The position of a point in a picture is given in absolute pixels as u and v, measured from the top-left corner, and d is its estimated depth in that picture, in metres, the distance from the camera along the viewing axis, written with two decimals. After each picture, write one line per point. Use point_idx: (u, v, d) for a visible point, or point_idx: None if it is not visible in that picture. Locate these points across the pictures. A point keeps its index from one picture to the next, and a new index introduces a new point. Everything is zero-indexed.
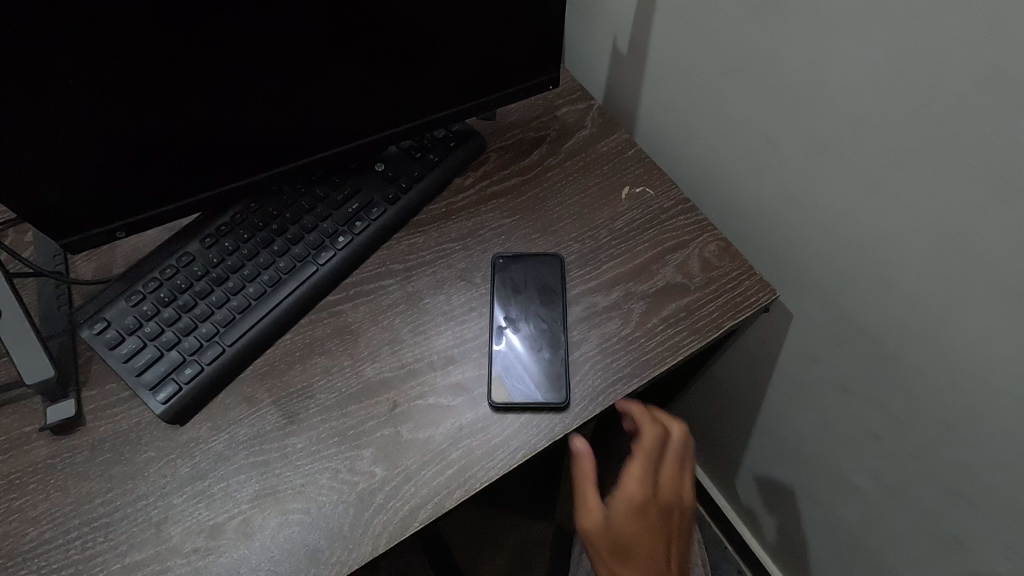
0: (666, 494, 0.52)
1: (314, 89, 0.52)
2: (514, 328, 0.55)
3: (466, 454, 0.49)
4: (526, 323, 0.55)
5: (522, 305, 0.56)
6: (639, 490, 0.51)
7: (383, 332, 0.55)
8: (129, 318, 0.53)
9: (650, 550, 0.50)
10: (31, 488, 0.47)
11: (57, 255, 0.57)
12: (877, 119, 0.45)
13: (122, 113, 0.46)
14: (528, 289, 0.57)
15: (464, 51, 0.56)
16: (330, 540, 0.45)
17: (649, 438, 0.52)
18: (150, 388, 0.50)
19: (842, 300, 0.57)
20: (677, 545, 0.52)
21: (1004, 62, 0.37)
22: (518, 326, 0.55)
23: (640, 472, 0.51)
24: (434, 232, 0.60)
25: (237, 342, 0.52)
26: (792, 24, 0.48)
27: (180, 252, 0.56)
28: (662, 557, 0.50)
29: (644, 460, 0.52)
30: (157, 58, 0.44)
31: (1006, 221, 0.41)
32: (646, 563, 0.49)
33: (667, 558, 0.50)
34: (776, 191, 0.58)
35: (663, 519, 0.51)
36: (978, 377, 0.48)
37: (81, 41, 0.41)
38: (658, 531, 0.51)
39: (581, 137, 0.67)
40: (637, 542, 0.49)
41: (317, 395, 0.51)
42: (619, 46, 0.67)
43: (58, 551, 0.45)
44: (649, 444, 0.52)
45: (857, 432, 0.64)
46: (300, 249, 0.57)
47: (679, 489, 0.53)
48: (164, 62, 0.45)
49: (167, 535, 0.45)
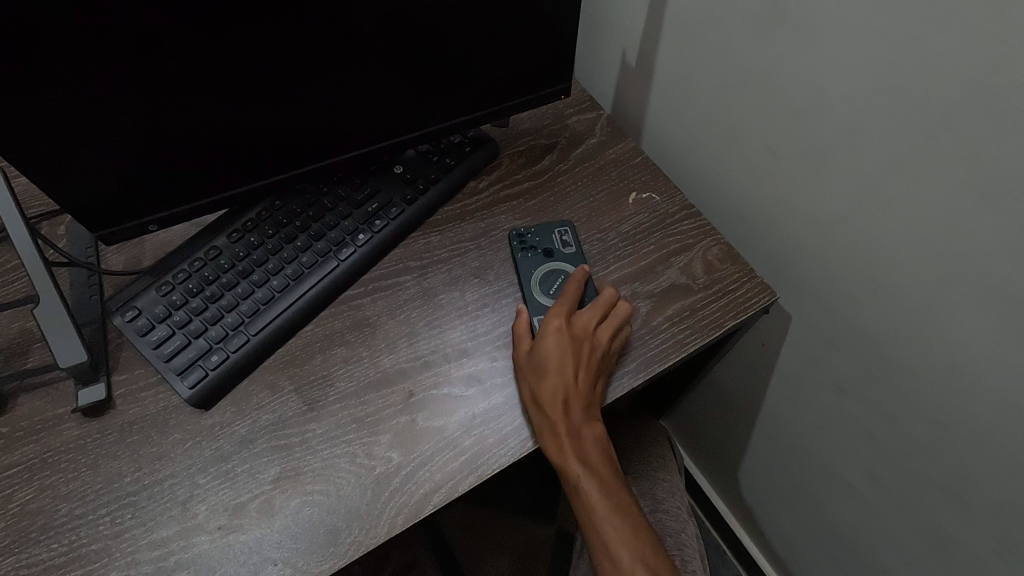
0: (580, 327, 0.54)
1: (340, 93, 0.55)
2: (547, 289, 0.59)
3: (478, 442, 0.51)
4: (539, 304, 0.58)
5: (552, 267, 0.60)
6: (555, 329, 0.54)
7: (400, 325, 0.57)
8: (159, 307, 0.55)
9: (558, 371, 0.52)
10: (63, 466, 0.49)
11: (88, 247, 0.60)
12: (871, 128, 0.48)
13: (143, 112, 0.48)
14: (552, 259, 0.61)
15: (481, 60, 0.59)
16: (349, 520, 0.48)
17: (570, 285, 0.57)
18: (178, 373, 0.53)
19: (837, 303, 0.60)
20: (593, 375, 0.53)
21: (990, 76, 0.40)
22: (556, 283, 0.59)
23: (559, 314, 0.55)
24: (450, 231, 0.63)
25: (261, 331, 0.55)
26: (792, 41, 0.51)
27: (208, 245, 0.58)
28: (570, 378, 0.52)
29: (574, 290, 0.57)
30: (178, 61, 0.46)
31: (993, 224, 0.43)
32: (557, 387, 0.51)
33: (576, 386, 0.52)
34: (775, 199, 0.61)
35: (575, 352, 0.53)
36: (967, 377, 0.51)
37: (108, 45, 0.43)
38: (571, 359, 0.53)
39: (590, 144, 0.70)
40: (551, 370, 0.52)
41: (337, 383, 0.54)
42: (628, 59, 0.70)
43: (87, 526, 0.47)
44: (570, 291, 0.57)
45: (851, 431, 0.66)
46: (322, 245, 0.59)
47: (596, 332, 0.54)
48: (186, 65, 0.47)
49: (193, 512, 0.48)
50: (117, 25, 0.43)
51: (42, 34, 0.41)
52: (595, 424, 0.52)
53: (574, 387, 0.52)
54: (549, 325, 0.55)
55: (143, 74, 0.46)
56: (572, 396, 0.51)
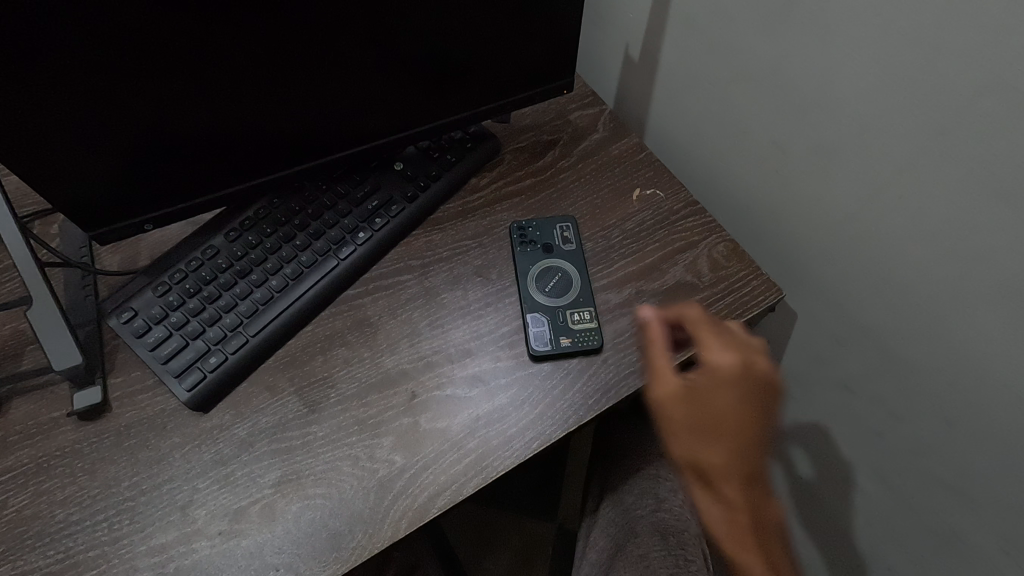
0: (757, 374, 0.47)
1: (339, 89, 0.54)
2: (543, 286, 0.58)
3: (482, 444, 0.50)
4: (533, 299, 0.57)
5: (548, 263, 0.60)
6: (723, 374, 0.47)
7: (402, 325, 0.56)
8: (155, 308, 0.54)
9: (735, 433, 0.46)
10: (58, 471, 0.48)
11: (83, 247, 0.59)
12: (881, 123, 0.47)
13: (137, 110, 0.47)
14: (547, 255, 0.60)
15: (483, 55, 0.58)
16: (351, 525, 0.47)
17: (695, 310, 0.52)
18: (176, 375, 0.52)
19: (844, 300, 0.59)
20: (767, 440, 0.47)
21: (1004, 72, 0.39)
22: (552, 281, 0.58)
23: (725, 351, 0.48)
24: (451, 229, 0.62)
25: (260, 332, 0.54)
26: (801, 35, 0.50)
27: (205, 244, 0.57)
28: (749, 443, 0.46)
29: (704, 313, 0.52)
30: (170, 57, 0.45)
31: (1005, 222, 0.43)
32: (730, 453, 0.46)
33: (755, 454, 0.46)
34: (781, 195, 0.60)
35: (753, 408, 0.47)
36: (976, 376, 0.50)
37: (98, 40, 0.42)
38: (750, 418, 0.46)
39: (593, 140, 0.69)
40: (725, 429, 0.46)
41: (338, 384, 0.53)
42: (631, 53, 0.69)
43: (84, 532, 0.46)
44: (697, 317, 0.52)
45: (857, 429, 0.66)
46: (322, 244, 0.58)
47: (773, 381, 0.48)
48: (180, 62, 0.46)
49: (192, 518, 0.47)
50: (106, 20, 0.42)
51: (30, 30, 0.40)
52: (770, 501, 0.47)
53: (751, 456, 0.46)
54: (715, 367, 0.48)
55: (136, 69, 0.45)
56: (749, 467, 0.46)
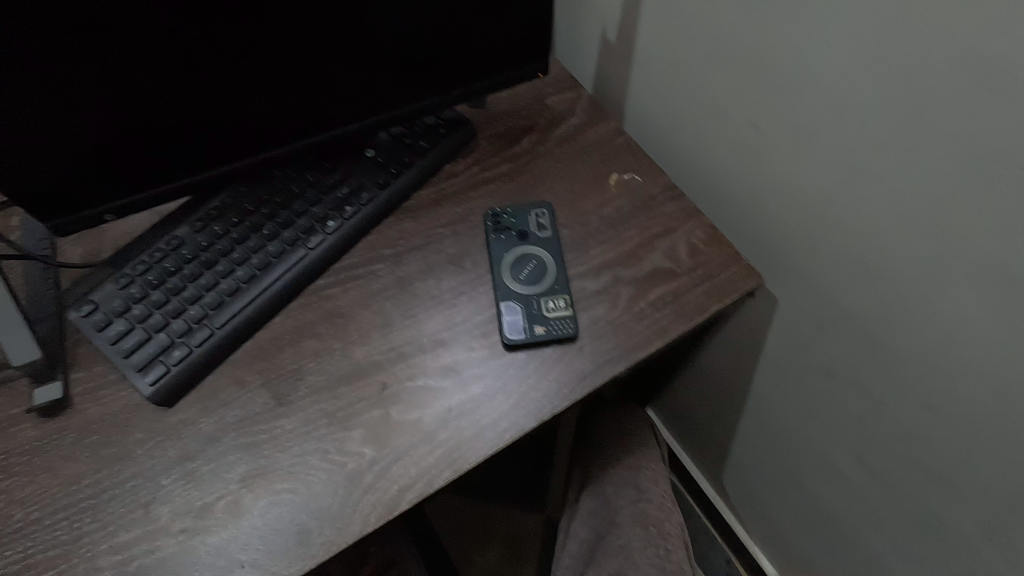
0: None
1: (304, 72, 0.52)
2: (518, 274, 0.57)
3: (455, 435, 0.49)
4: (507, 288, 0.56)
5: (523, 251, 0.58)
6: None
7: (373, 316, 0.55)
8: (117, 301, 0.53)
9: None
10: (18, 469, 0.47)
11: (44, 239, 0.57)
12: (857, 100, 0.46)
13: (87, 91, 0.46)
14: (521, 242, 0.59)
15: (454, 36, 0.56)
16: (320, 520, 0.45)
17: None
18: (139, 370, 0.50)
19: (825, 284, 0.58)
20: None
21: (978, 43, 0.38)
22: (527, 268, 0.57)
23: None
24: (425, 217, 0.61)
25: (226, 325, 0.52)
26: (776, 11, 0.49)
27: (170, 235, 0.56)
28: None
29: None
30: (123, 34, 0.44)
31: (983, 199, 0.42)
32: None
33: None
34: (760, 178, 0.59)
35: None
36: (957, 358, 0.49)
37: (43, 12, 0.41)
38: None
39: (571, 125, 0.68)
40: None
41: (307, 377, 0.52)
42: (608, 36, 0.67)
43: (45, 532, 0.44)
44: None
45: (840, 416, 0.65)
46: (290, 233, 0.57)
47: None
48: (131, 38, 0.44)
49: (156, 515, 0.45)
50: None
51: None
52: None
53: None
54: None
55: (81, 48, 0.44)
56: None
